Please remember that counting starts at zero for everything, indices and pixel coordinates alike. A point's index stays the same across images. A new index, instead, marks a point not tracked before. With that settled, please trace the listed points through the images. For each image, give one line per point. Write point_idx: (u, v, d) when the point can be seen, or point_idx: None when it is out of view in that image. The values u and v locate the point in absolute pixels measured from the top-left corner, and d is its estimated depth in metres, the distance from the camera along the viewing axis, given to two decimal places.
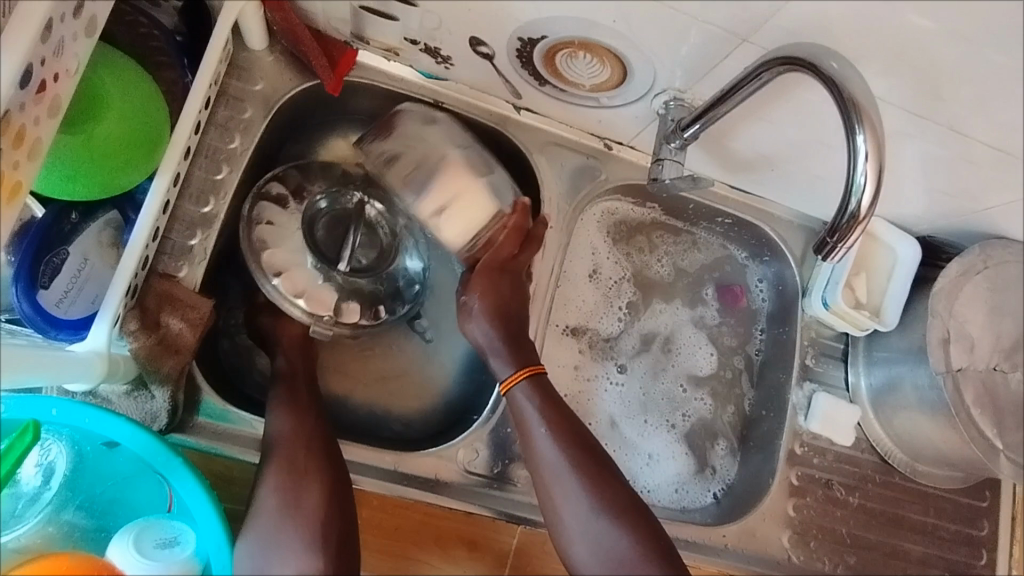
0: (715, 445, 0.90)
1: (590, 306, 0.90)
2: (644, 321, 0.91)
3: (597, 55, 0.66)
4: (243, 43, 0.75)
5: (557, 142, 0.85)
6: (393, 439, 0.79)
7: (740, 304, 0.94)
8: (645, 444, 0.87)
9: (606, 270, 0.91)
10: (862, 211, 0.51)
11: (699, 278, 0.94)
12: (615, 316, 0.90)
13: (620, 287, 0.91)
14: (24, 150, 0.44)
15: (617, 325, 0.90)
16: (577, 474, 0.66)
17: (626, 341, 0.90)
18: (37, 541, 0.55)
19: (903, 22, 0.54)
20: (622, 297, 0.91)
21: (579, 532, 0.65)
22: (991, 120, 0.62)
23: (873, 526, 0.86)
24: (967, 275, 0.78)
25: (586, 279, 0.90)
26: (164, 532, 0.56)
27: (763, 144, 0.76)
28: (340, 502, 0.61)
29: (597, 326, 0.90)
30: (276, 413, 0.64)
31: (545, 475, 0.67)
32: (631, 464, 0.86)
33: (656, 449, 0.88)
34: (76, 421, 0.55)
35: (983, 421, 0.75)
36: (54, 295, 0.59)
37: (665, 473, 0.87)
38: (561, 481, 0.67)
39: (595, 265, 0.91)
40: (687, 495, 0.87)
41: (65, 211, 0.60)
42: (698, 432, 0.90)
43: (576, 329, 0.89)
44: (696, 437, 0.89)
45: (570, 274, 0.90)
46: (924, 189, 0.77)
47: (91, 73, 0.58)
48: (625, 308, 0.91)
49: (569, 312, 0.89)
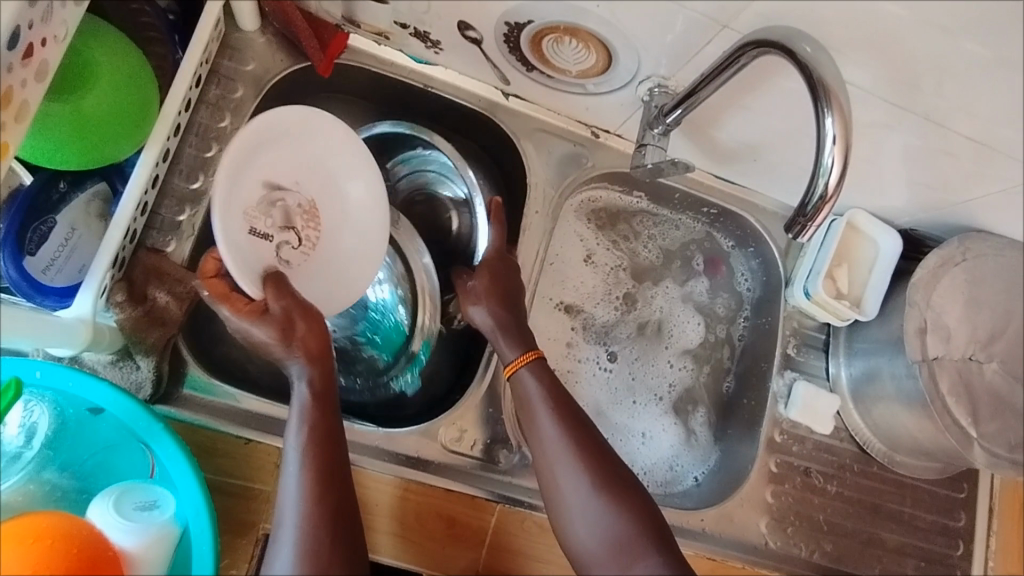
0: (696, 412, 0.92)
1: (584, 288, 0.92)
2: (638, 310, 0.93)
3: (582, 40, 0.67)
4: (235, 24, 0.76)
5: (545, 129, 0.86)
6: (395, 417, 0.81)
7: (721, 273, 0.97)
8: (637, 424, 0.90)
9: (602, 257, 0.93)
10: (829, 191, 0.51)
11: (683, 252, 0.96)
12: (611, 304, 0.92)
13: (615, 275, 0.93)
14: (11, 113, 0.45)
15: (613, 313, 0.92)
16: (576, 453, 0.65)
17: (621, 328, 0.92)
18: (18, 498, 0.55)
19: (878, 10, 0.55)
20: (616, 288, 0.93)
21: (578, 511, 0.64)
22: (967, 109, 0.63)
23: (851, 514, 0.87)
24: (945, 266, 0.79)
25: (583, 262, 0.92)
26: (144, 495, 0.57)
27: (746, 133, 0.77)
28: (340, 489, 0.58)
29: (592, 310, 0.92)
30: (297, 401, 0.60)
31: (539, 448, 0.67)
32: (630, 446, 0.89)
33: (648, 427, 0.90)
34: (60, 384, 0.56)
35: (957, 410, 0.76)
36: (41, 262, 0.60)
37: (660, 450, 0.90)
38: (558, 459, 0.66)
39: (588, 249, 0.93)
40: (670, 475, 0.89)
41: (53, 180, 0.61)
42: (684, 404, 0.92)
43: (571, 308, 0.91)
44: (681, 405, 0.92)
45: (565, 258, 0.91)
46: (905, 181, 0.78)
47: (79, 43, 0.59)
48: (621, 297, 0.93)
49: (566, 292, 0.91)
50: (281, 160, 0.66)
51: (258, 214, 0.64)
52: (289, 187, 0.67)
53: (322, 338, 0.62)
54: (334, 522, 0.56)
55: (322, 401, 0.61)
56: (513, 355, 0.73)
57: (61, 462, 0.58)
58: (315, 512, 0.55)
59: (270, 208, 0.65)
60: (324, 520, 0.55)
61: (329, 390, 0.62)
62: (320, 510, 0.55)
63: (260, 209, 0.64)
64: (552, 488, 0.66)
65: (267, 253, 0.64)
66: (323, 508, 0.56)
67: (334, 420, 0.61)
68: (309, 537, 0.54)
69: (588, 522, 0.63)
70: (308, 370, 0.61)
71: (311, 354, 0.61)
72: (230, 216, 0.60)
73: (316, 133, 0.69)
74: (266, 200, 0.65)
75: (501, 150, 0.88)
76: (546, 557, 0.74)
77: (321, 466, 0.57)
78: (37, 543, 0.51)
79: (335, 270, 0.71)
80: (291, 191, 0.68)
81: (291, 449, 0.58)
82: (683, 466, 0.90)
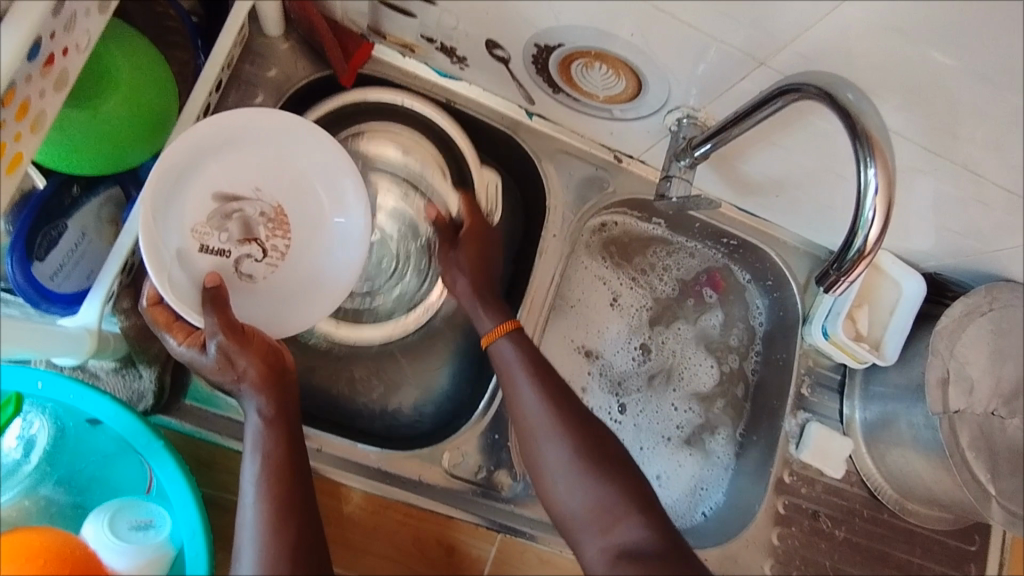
0: (714, 437, 0.91)
1: (603, 333, 0.91)
2: (656, 359, 0.92)
3: (612, 67, 0.66)
4: (259, 29, 0.75)
5: (566, 151, 0.84)
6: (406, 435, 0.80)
7: (722, 287, 0.95)
8: (651, 467, 0.88)
9: (625, 298, 0.93)
10: (867, 246, 0.50)
11: (693, 287, 0.94)
12: (628, 353, 0.91)
13: (637, 320, 0.92)
14: (27, 124, 0.44)
15: (630, 363, 0.91)
16: (557, 424, 0.67)
17: (635, 381, 0.91)
18: (12, 513, 0.56)
19: (924, 56, 0.53)
20: (635, 337, 0.92)
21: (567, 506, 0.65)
22: (1007, 162, 0.60)
23: (857, 561, 0.85)
24: (970, 316, 0.77)
25: (608, 305, 0.92)
26: (139, 514, 0.56)
27: (774, 169, 0.75)
28: (302, 516, 0.58)
29: (609, 357, 0.91)
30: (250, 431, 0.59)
31: (525, 423, 0.68)
32: None
33: (663, 469, 0.89)
34: (61, 396, 0.54)
35: (977, 465, 0.74)
36: (49, 268, 0.59)
37: (677, 488, 0.88)
38: (541, 443, 0.66)
39: (613, 292, 0.92)
40: (693, 500, 0.88)
41: (66, 184, 0.60)
42: (697, 436, 0.91)
43: (591, 352, 0.91)
44: (694, 440, 0.91)
45: (587, 303, 0.91)
46: (934, 227, 0.76)
47: (100, 47, 0.57)
48: (639, 347, 0.92)
49: (589, 337, 0.91)
50: (238, 177, 0.65)
51: (210, 228, 0.63)
52: (245, 195, 0.66)
53: (267, 363, 0.60)
54: (294, 553, 0.56)
55: (278, 423, 0.60)
56: (488, 329, 0.72)
57: (59, 477, 0.58)
58: (276, 545, 0.56)
59: (220, 217, 0.64)
60: (286, 557, 0.55)
61: (286, 413, 0.60)
62: (275, 536, 0.56)
63: (211, 224, 0.64)
64: (542, 476, 0.67)
65: (223, 268, 0.64)
66: (285, 538, 0.56)
67: (295, 444, 0.60)
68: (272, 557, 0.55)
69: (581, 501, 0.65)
70: (258, 398, 0.59)
71: (256, 384, 0.59)
72: (169, 233, 0.61)
73: (283, 146, 0.67)
74: (218, 213, 0.64)
75: (522, 170, 0.86)
76: None
77: (279, 500, 0.57)
78: (31, 560, 0.51)
79: (307, 277, 0.68)
80: (250, 202, 0.66)
81: (247, 478, 0.58)
82: (704, 497, 0.89)
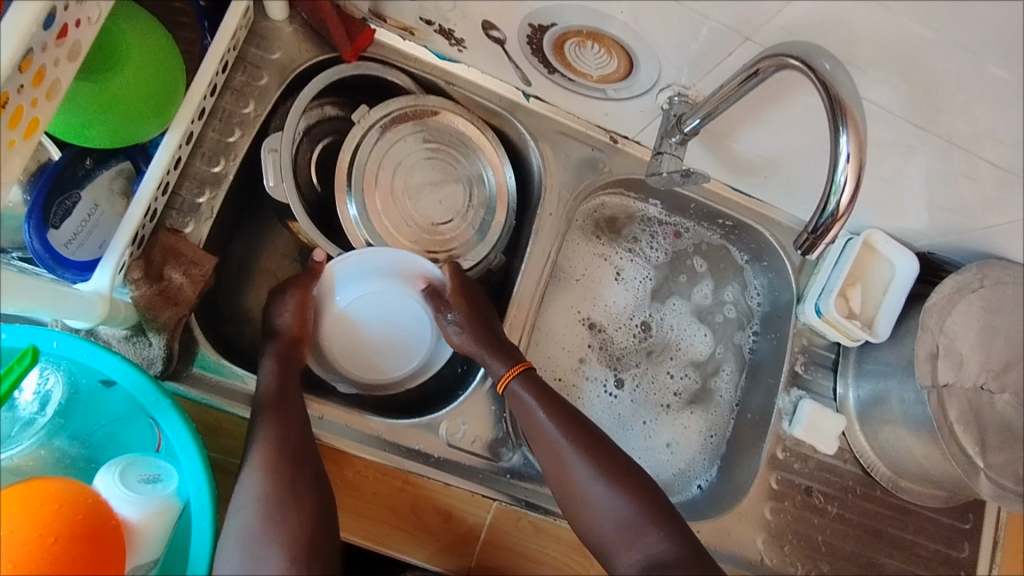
0: (720, 373, 0.94)
1: (609, 305, 0.93)
2: (655, 335, 0.94)
3: (604, 46, 0.67)
4: (264, 12, 0.77)
5: (562, 132, 0.86)
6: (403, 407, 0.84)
7: (715, 259, 0.96)
8: (658, 438, 0.91)
9: (629, 271, 0.95)
10: (841, 210, 0.52)
11: (684, 259, 0.96)
12: (630, 332, 0.93)
13: (639, 293, 0.94)
14: (42, 92, 0.48)
15: (630, 340, 0.93)
16: (580, 448, 0.70)
17: (634, 356, 0.93)
18: (30, 462, 0.58)
19: (904, 30, 0.54)
20: (637, 313, 0.94)
21: (610, 538, 0.67)
22: (991, 136, 0.61)
23: (850, 537, 0.87)
24: (961, 292, 0.78)
25: (611, 279, 0.94)
26: (148, 468, 0.60)
27: (764, 146, 0.76)
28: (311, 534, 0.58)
29: (612, 334, 0.93)
30: (251, 475, 0.61)
31: (548, 452, 0.71)
32: (655, 460, 0.90)
33: (671, 437, 0.91)
34: (75, 355, 0.57)
35: (965, 438, 0.75)
36: (65, 236, 0.62)
37: (684, 456, 0.91)
38: (566, 453, 0.70)
39: (618, 267, 0.94)
40: (705, 462, 0.91)
41: (80, 156, 0.63)
42: (699, 399, 0.93)
43: (595, 325, 0.92)
44: (696, 400, 0.93)
45: (592, 276, 0.93)
46: (926, 205, 0.77)
47: (112, 24, 0.60)
48: (640, 324, 0.94)
49: (595, 309, 0.93)
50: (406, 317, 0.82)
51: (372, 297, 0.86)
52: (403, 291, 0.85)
53: (284, 431, 0.64)
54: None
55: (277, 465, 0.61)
56: (502, 372, 0.74)
57: (71, 432, 0.61)
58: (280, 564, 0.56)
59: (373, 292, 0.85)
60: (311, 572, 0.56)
61: (289, 450, 0.63)
62: (274, 436, 0.63)
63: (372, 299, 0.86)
64: (568, 494, 0.70)
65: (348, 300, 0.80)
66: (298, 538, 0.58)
67: (294, 478, 0.61)
68: (262, 490, 0.60)
69: (611, 526, 0.67)
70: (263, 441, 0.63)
71: (273, 438, 0.63)
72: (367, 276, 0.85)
73: (358, 270, 0.78)
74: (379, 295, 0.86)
75: (520, 151, 0.88)
76: (539, 558, 0.76)
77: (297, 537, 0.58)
78: (46, 506, 0.52)
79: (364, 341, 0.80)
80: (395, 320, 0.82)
81: (241, 506, 0.59)
82: (712, 454, 0.92)
